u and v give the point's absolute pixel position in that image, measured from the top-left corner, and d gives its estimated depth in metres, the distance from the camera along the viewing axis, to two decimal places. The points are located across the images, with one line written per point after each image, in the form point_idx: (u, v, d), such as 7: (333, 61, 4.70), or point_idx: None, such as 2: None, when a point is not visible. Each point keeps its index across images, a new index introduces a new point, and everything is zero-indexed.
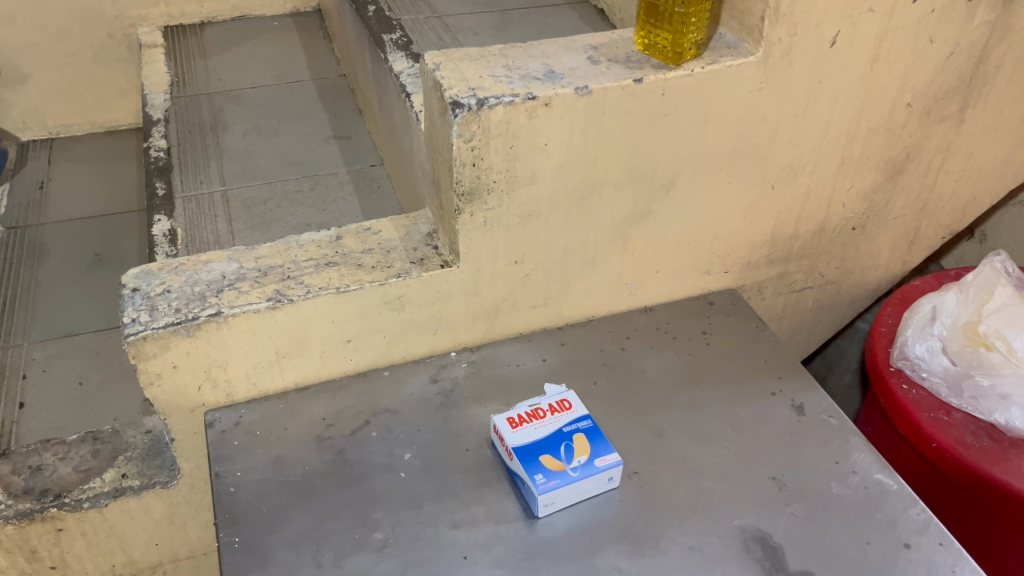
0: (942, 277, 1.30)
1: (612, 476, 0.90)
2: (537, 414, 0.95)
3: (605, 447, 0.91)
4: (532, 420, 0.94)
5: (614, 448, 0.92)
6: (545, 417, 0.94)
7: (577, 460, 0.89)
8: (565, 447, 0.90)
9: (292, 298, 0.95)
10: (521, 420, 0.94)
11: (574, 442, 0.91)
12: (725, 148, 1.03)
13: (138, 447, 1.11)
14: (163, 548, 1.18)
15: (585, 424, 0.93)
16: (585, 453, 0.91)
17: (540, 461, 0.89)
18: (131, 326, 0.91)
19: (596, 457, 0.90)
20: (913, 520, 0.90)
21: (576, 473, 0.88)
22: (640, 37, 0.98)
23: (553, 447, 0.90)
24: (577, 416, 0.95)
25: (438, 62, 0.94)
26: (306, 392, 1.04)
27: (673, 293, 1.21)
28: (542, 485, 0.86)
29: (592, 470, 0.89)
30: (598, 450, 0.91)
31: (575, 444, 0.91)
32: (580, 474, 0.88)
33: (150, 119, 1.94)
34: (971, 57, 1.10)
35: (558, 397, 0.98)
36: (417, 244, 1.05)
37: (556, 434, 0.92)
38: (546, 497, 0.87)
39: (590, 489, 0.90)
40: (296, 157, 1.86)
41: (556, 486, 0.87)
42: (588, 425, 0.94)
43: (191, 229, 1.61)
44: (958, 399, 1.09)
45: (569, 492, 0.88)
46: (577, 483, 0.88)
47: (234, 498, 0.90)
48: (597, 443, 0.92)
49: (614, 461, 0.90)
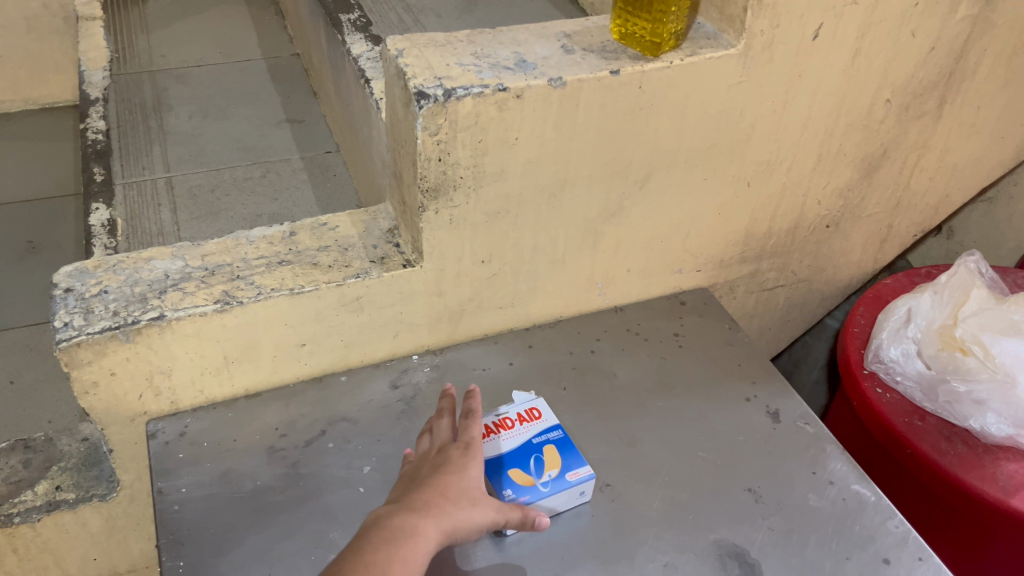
0: (913, 275, 1.28)
1: (583, 490, 0.86)
2: (504, 423, 0.90)
3: (577, 459, 0.87)
4: (500, 431, 0.88)
5: (586, 460, 0.87)
6: (514, 427, 0.89)
7: (548, 474, 0.85)
8: (535, 460, 0.86)
9: (242, 299, 0.88)
10: (487, 431, 0.88)
11: (544, 455, 0.86)
12: (702, 144, 0.99)
13: (74, 456, 1.03)
14: (102, 562, 1.10)
15: (556, 435, 0.89)
16: (555, 466, 0.86)
17: (509, 475, 0.84)
18: (63, 330, 0.83)
19: (567, 470, 0.86)
20: (891, 533, 0.87)
21: (547, 488, 0.83)
22: (616, 25, 0.92)
23: (522, 460, 0.85)
24: (547, 426, 0.90)
25: (401, 47, 0.88)
26: (257, 399, 0.97)
27: (644, 292, 1.16)
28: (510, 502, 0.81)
29: (563, 484, 0.84)
30: (570, 463, 0.86)
31: (546, 456, 0.86)
32: (551, 489, 0.84)
33: (87, 97, 1.82)
34: (952, 52, 1.07)
35: (527, 405, 0.93)
36: (377, 241, 0.98)
37: (525, 445, 0.87)
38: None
39: (560, 504, 0.85)
40: (246, 141, 1.77)
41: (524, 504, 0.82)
42: (558, 436, 0.89)
43: (132, 218, 1.52)
44: (932, 404, 1.07)
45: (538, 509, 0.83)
46: (547, 499, 0.83)
47: (178, 518, 0.84)
48: (567, 456, 0.87)
49: (586, 475, 0.85)
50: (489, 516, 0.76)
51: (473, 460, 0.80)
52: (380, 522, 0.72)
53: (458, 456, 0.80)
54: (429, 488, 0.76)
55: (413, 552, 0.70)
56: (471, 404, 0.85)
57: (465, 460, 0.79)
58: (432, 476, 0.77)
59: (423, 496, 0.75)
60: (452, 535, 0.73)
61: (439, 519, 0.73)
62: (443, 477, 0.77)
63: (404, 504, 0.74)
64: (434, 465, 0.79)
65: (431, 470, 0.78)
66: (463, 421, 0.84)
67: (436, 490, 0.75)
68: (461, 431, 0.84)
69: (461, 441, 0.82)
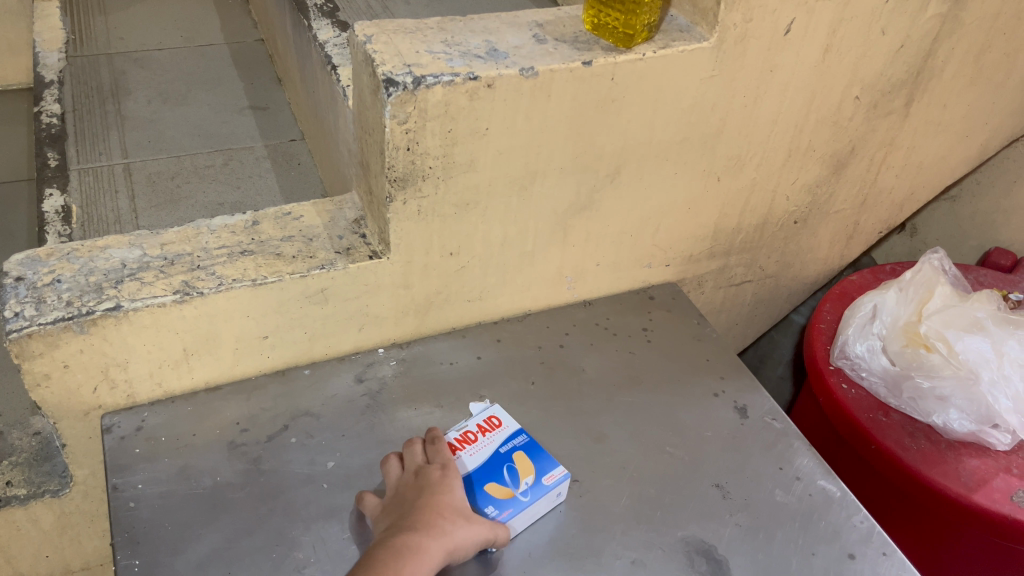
0: (879, 272, 1.30)
1: (560, 493, 0.85)
2: (468, 437, 0.88)
3: (549, 462, 0.86)
4: (466, 447, 0.87)
5: (556, 461, 0.86)
6: (478, 440, 0.88)
7: (524, 483, 0.83)
8: (508, 470, 0.84)
9: (202, 290, 0.85)
10: (453, 449, 0.87)
11: (516, 463, 0.85)
12: (673, 138, 0.98)
13: (26, 451, 1.01)
14: (55, 560, 1.07)
15: (522, 441, 0.88)
16: (530, 472, 0.85)
17: (487, 491, 0.82)
18: (13, 320, 0.79)
19: (540, 475, 0.84)
20: (857, 529, 0.88)
21: (527, 496, 0.82)
22: (588, 16, 0.91)
23: (495, 473, 0.84)
24: (511, 433, 0.89)
25: (369, 33, 0.85)
26: (217, 393, 0.95)
27: (613, 286, 1.16)
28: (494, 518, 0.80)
29: (541, 490, 0.83)
30: (543, 467, 0.85)
31: (518, 464, 0.85)
32: (531, 497, 0.82)
33: (41, 80, 1.77)
34: (920, 50, 1.07)
35: (486, 414, 0.91)
36: (343, 231, 0.96)
37: (493, 457, 0.86)
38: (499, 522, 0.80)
39: (541, 510, 0.84)
40: (207, 128, 1.73)
41: (508, 516, 0.80)
42: (524, 441, 0.88)
43: (88, 205, 1.48)
44: (896, 400, 1.08)
45: (523, 519, 0.82)
46: (530, 507, 0.82)
47: (134, 515, 0.81)
48: (538, 460, 0.86)
49: (562, 476, 0.84)
50: (484, 535, 0.77)
51: (456, 482, 0.80)
52: (384, 542, 0.74)
53: (441, 477, 0.80)
54: (424, 509, 0.77)
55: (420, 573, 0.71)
56: (435, 434, 0.86)
57: (450, 481, 0.80)
58: (422, 497, 0.78)
59: (420, 515, 0.76)
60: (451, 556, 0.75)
61: (443, 539, 0.74)
62: (434, 499, 0.78)
63: (404, 522, 0.76)
64: (419, 487, 0.79)
65: (418, 493, 0.79)
66: (433, 444, 0.85)
67: (431, 512, 0.76)
68: (433, 455, 0.84)
69: (438, 465, 0.82)
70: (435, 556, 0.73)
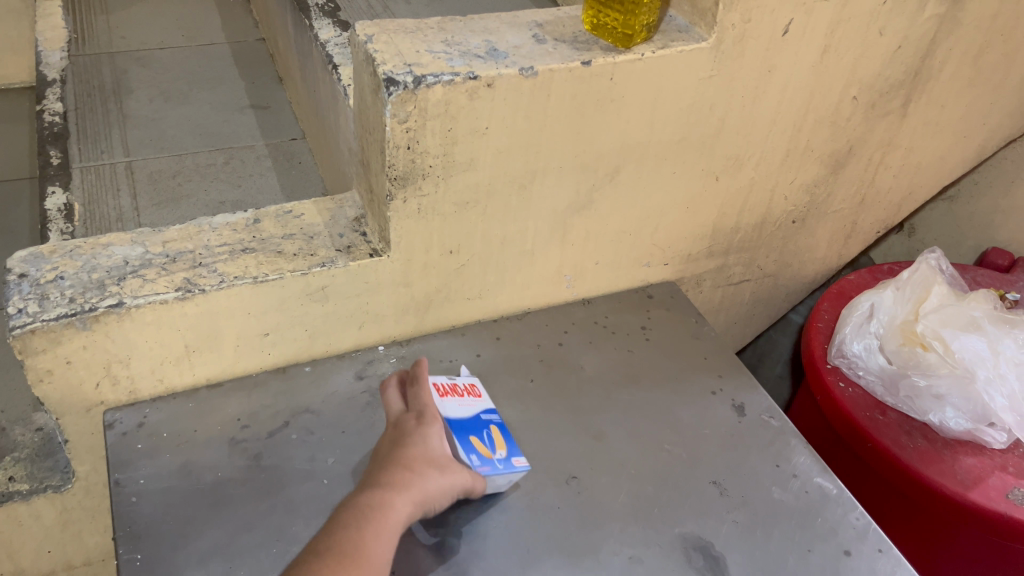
0: (876, 272, 1.30)
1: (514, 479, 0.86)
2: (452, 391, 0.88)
3: (518, 448, 0.87)
4: (453, 396, 0.88)
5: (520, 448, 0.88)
6: (464, 396, 0.89)
7: (500, 453, 0.85)
8: (488, 436, 0.86)
9: (204, 287, 0.86)
10: (443, 391, 0.87)
11: (495, 434, 0.86)
12: (671, 137, 0.98)
13: (28, 447, 1.03)
14: (56, 555, 1.07)
15: (499, 419, 0.89)
16: (503, 448, 0.86)
17: (468, 442, 0.83)
18: (17, 317, 0.80)
19: (513, 453, 0.86)
20: (853, 526, 0.88)
21: (501, 464, 0.83)
22: (588, 16, 0.92)
23: (477, 432, 0.85)
24: (490, 406, 0.90)
25: (370, 33, 0.86)
26: (218, 389, 0.96)
27: (612, 285, 1.16)
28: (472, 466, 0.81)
29: (512, 467, 0.84)
30: (514, 449, 0.87)
31: (496, 436, 0.86)
32: (505, 467, 0.83)
33: (44, 78, 1.78)
34: (918, 51, 1.08)
35: (467, 381, 0.92)
36: (343, 229, 0.97)
37: (476, 418, 0.87)
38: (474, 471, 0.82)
39: (501, 484, 0.85)
40: (209, 126, 1.73)
41: (485, 474, 0.82)
42: (500, 420, 0.89)
43: (90, 203, 1.49)
44: (893, 398, 1.09)
45: (492, 481, 0.83)
46: (501, 475, 0.83)
47: (136, 510, 0.82)
48: (510, 441, 0.87)
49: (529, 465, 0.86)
50: (457, 485, 0.78)
51: (430, 429, 0.80)
52: (351, 499, 0.74)
53: (415, 426, 0.80)
54: (393, 463, 0.76)
55: (392, 528, 0.71)
56: (418, 370, 0.86)
57: (424, 430, 0.80)
58: (393, 450, 0.78)
59: (388, 470, 0.76)
60: (424, 508, 0.75)
61: (415, 493, 0.74)
62: (408, 451, 0.77)
63: (372, 479, 0.76)
64: (393, 439, 0.80)
65: (391, 445, 0.79)
66: (413, 386, 0.84)
67: (403, 465, 0.76)
68: (411, 400, 0.84)
69: (415, 412, 0.82)
70: (407, 510, 0.73)
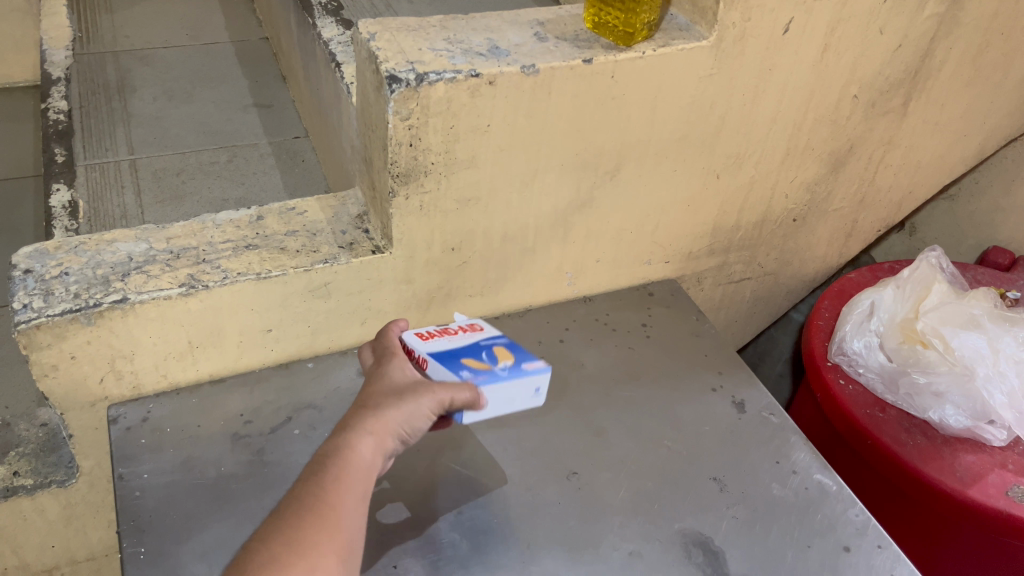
0: (877, 270, 1.31)
1: (541, 386, 0.75)
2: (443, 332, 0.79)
3: (529, 355, 0.76)
4: (443, 335, 0.77)
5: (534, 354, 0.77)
6: (458, 333, 0.78)
7: (503, 363, 0.73)
8: (488, 354, 0.75)
9: (207, 283, 0.86)
10: (430, 335, 0.77)
11: (496, 351, 0.75)
12: (672, 135, 0.99)
13: (32, 442, 1.02)
14: (60, 550, 1.08)
15: (504, 339, 0.78)
16: (509, 359, 0.74)
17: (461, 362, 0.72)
18: (22, 312, 0.81)
19: (521, 361, 0.74)
20: (852, 522, 0.89)
21: (505, 372, 0.72)
22: (589, 14, 0.92)
23: (473, 353, 0.74)
24: (492, 334, 0.79)
25: (373, 31, 0.87)
26: (221, 385, 0.96)
27: (613, 283, 1.17)
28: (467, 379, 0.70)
29: (521, 372, 0.73)
30: (523, 357, 0.75)
31: (498, 352, 0.75)
32: (510, 375, 0.72)
33: (48, 77, 1.79)
34: (918, 50, 1.08)
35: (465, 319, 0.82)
36: (346, 226, 0.97)
37: (471, 345, 0.76)
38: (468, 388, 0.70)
39: (517, 396, 0.73)
40: (212, 125, 1.74)
41: (482, 385, 0.70)
42: (505, 340, 0.78)
43: (94, 201, 1.49)
44: (893, 396, 1.09)
45: (498, 394, 0.71)
46: (507, 384, 0.71)
47: (139, 504, 0.82)
48: (518, 352, 0.76)
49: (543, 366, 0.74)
50: (425, 403, 0.67)
51: (391, 364, 0.72)
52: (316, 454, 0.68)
53: (376, 366, 0.73)
54: (354, 406, 0.70)
55: (352, 467, 0.65)
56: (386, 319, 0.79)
57: (383, 366, 0.72)
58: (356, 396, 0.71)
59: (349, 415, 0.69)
60: (391, 439, 0.68)
61: (369, 426, 0.67)
62: (366, 389, 0.70)
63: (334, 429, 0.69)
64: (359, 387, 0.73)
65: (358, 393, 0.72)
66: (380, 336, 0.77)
67: (359, 404, 0.69)
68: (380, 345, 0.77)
69: (380, 354, 0.75)
70: (364, 444, 0.66)
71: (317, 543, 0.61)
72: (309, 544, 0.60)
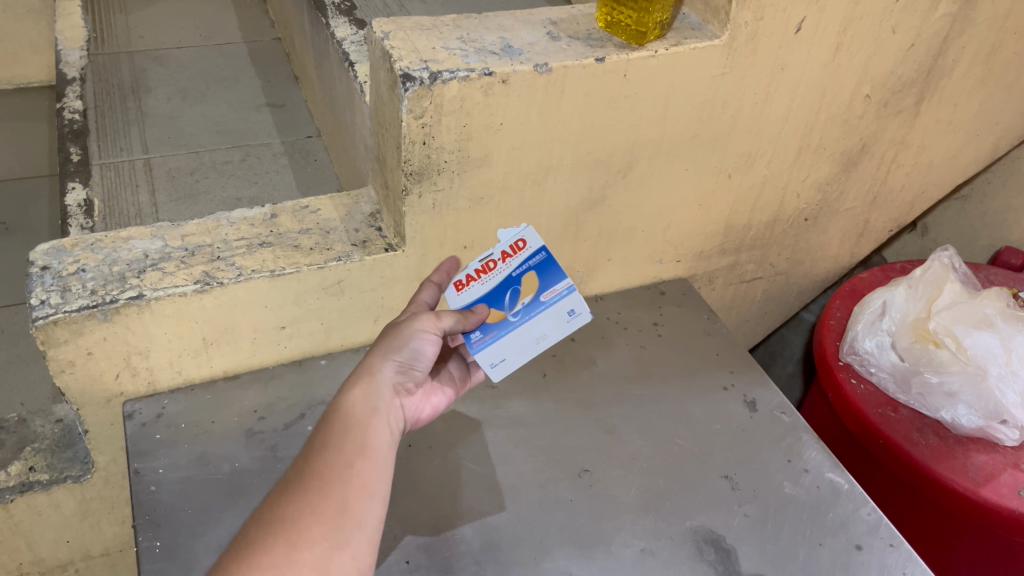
0: (888, 270, 1.31)
1: (570, 307, 0.79)
2: (490, 267, 0.78)
3: (555, 275, 0.78)
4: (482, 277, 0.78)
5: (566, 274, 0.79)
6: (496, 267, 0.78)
7: (520, 304, 0.78)
8: (512, 292, 0.78)
9: (222, 280, 0.87)
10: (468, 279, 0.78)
11: (522, 285, 0.78)
12: (684, 134, 0.99)
13: (47, 438, 1.00)
14: (76, 545, 1.09)
15: (537, 258, 0.77)
16: (531, 290, 0.79)
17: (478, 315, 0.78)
18: (40, 308, 0.81)
19: (541, 292, 0.79)
20: (864, 521, 0.89)
21: (519, 317, 0.78)
22: (601, 13, 0.93)
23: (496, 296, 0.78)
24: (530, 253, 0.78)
25: (387, 30, 0.87)
26: (236, 382, 0.97)
27: (625, 282, 1.17)
28: (475, 342, 0.78)
29: (538, 309, 0.79)
30: (548, 282, 0.78)
31: (523, 286, 0.78)
32: (523, 319, 0.78)
33: (64, 77, 1.80)
34: (931, 49, 1.08)
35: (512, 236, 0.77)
36: (359, 225, 0.98)
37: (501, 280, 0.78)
38: (484, 355, 0.78)
39: (547, 331, 0.79)
40: (225, 125, 1.75)
41: (492, 335, 0.78)
42: (539, 258, 0.78)
43: (109, 199, 1.51)
44: (906, 395, 1.09)
45: (519, 341, 0.79)
46: (523, 328, 0.79)
47: (155, 499, 0.83)
48: (549, 277, 0.78)
49: (563, 292, 0.79)
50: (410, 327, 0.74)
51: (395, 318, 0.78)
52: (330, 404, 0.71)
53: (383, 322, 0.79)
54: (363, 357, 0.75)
55: (340, 420, 0.68)
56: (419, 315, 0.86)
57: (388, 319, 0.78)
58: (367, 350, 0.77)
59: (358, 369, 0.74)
60: (386, 367, 0.72)
61: (365, 382, 0.71)
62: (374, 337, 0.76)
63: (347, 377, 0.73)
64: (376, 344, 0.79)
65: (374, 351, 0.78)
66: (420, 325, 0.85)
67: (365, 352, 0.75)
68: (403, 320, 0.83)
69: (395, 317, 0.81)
70: (362, 397, 0.69)
71: (301, 522, 0.61)
72: (292, 524, 0.61)
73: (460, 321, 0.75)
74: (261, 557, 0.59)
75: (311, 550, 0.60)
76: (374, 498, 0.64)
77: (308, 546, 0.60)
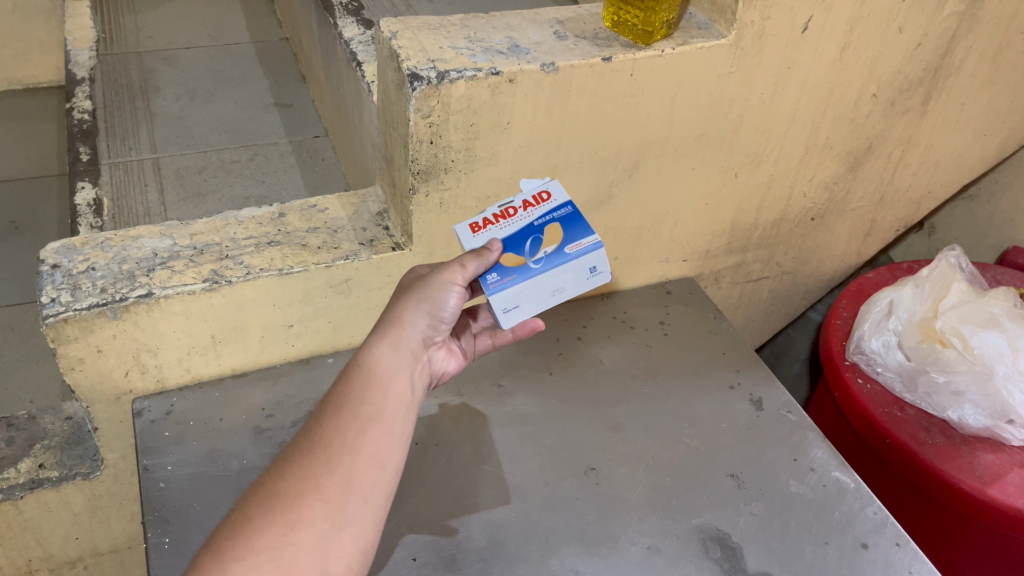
0: (895, 270, 1.31)
1: (592, 264, 0.79)
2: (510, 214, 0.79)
3: (581, 231, 0.79)
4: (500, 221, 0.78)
5: (593, 231, 0.79)
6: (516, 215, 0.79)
7: (542, 253, 0.78)
8: (533, 240, 0.78)
9: (230, 279, 0.88)
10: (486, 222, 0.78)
11: (544, 234, 0.78)
12: (690, 134, 0.99)
13: (56, 435, 1.00)
14: (85, 542, 1.09)
15: (562, 212, 0.79)
16: (554, 241, 0.79)
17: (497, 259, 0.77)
18: (50, 305, 0.82)
19: (564, 246, 0.79)
20: (869, 520, 0.89)
21: (539, 265, 0.77)
22: (608, 12, 0.93)
23: (518, 242, 0.77)
24: (555, 205, 0.80)
25: (395, 29, 0.88)
26: (244, 379, 0.98)
27: (631, 281, 1.17)
28: (494, 284, 0.76)
29: (560, 261, 0.78)
30: (572, 235, 0.79)
31: (546, 236, 0.79)
32: (545, 267, 0.78)
33: (73, 77, 1.81)
34: (938, 48, 1.08)
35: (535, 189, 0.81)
36: (366, 223, 0.99)
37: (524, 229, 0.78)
38: (500, 298, 0.76)
39: (565, 283, 0.78)
40: (233, 124, 1.76)
41: (511, 280, 0.76)
42: (565, 213, 0.79)
43: (118, 198, 1.52)
44: (912, 395, 1.09)
45: (536, 288, 0.77)
46: (543, 276, 0.77)
47: (164, 495, 0.84)
48: (573, 230, 0.79)
49: (588, 247, 0.78)
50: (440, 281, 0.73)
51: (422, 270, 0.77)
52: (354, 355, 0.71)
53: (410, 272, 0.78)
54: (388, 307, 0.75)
55: (359, 379, 0.68)
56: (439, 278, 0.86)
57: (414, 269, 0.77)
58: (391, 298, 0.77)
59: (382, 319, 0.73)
60: (414, 322, 0.72)
61: (391, 337, 0.71)
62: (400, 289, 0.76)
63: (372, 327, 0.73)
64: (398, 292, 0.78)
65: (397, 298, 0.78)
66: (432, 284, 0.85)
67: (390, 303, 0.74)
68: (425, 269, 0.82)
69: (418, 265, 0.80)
70: (387, 356, 0.69)
71: (301, 501, 0.61)
72: (293, 501, 0.61)
73: (486, 266, 0.74)
74: (260, 537, 0.59)
75: (309, 531, 0.60)
76: (385, 468, 0.65)
77: (304, 529, 0.60)
